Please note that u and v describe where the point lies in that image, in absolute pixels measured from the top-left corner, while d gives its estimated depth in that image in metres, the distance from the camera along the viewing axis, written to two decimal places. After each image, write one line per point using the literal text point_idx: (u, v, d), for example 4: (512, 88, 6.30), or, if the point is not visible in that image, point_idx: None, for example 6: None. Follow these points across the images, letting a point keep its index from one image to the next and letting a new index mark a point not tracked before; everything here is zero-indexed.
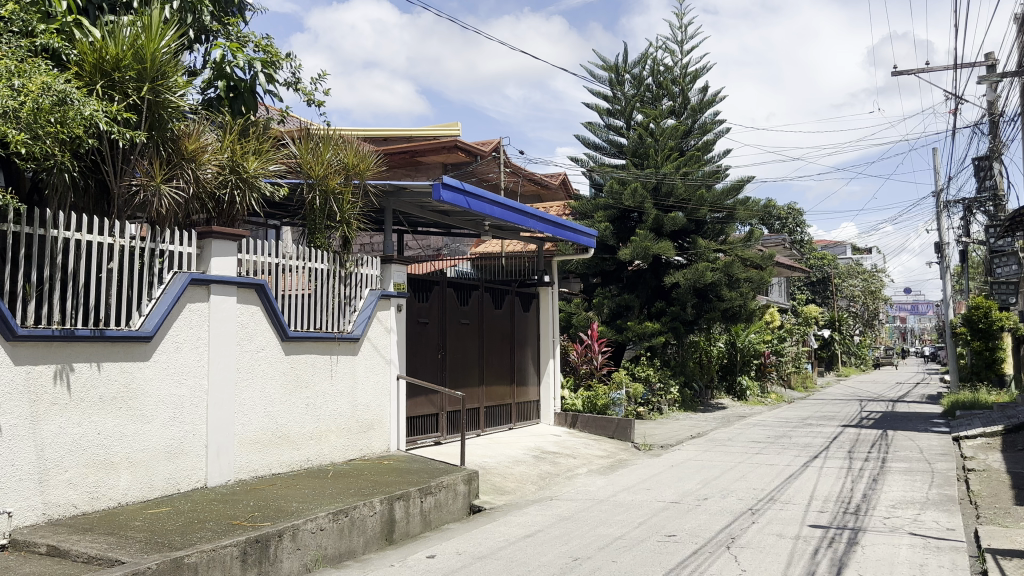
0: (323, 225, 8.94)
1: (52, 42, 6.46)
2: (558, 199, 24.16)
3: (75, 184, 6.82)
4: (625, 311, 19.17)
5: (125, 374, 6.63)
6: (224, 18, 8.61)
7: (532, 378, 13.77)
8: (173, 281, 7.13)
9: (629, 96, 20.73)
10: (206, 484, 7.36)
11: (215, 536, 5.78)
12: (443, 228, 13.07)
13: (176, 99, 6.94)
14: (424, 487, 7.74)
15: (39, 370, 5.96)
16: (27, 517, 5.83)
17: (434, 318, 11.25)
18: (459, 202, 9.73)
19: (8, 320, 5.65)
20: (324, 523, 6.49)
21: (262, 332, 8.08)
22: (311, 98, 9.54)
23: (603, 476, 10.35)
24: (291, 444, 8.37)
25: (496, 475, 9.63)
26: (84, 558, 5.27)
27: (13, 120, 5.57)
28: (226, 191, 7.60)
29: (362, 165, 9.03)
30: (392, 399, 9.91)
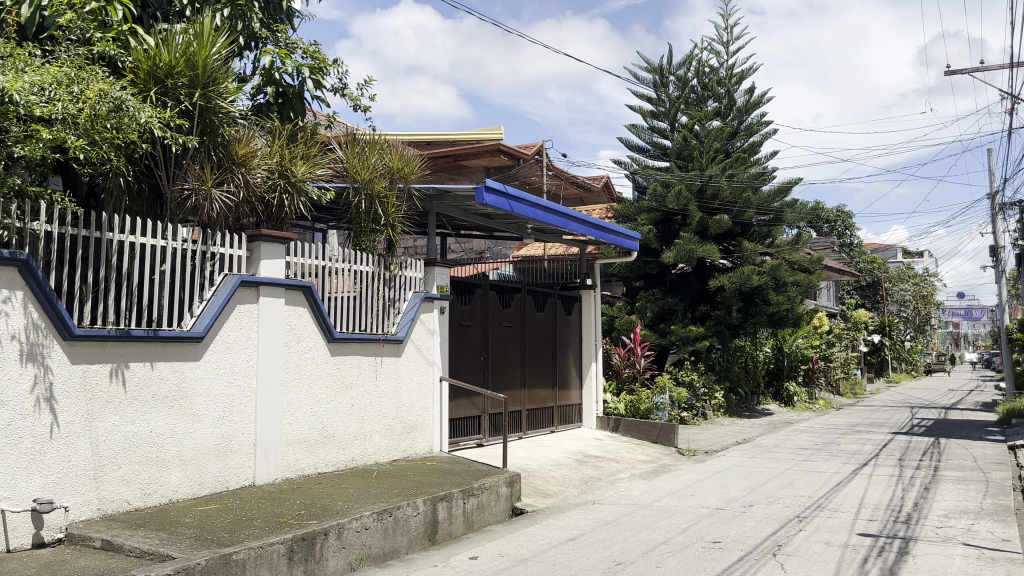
0: (369, 229, 9.05)
1: (108, 50, 6.67)
2: (601, 201, 24.07)
3: (129, 188, 7.00)
4: (669, 315, 18.99)
5: (177, 374, 6.79)
6: (273, 25, 8.77)
7: (574, 381, 13.74)
8: (224, 282, 7.28)
9: (674, 97, 20.55)
10: (254, 482, 7.49)
11: (263, 534, 5.88)
12: (486, 231, 13.13)
13: (226, 105, 7.09)
14: (467, 489, 7.77)
15: (95, 369, 6.15)
16: (83, 512, 6.01)
17: (477, 320, 11.30)
18: (502, 205, 9.75)
19: (65, 319, 5.87)
20: (369, 522, 6.56)
21: (309, 333, 8.21)
22: (356, 103, 9.67)
23: (646, 480, 10.26)
24: (336, 444, 8.48)
25: (539, 479, 9.62)
26: (137, 553, 5.40)
27: (71, 127, 5.80)
28: (275, 195, 7.73)
29: (406, 169, 9.13)
30: (434, 401, 9.97)
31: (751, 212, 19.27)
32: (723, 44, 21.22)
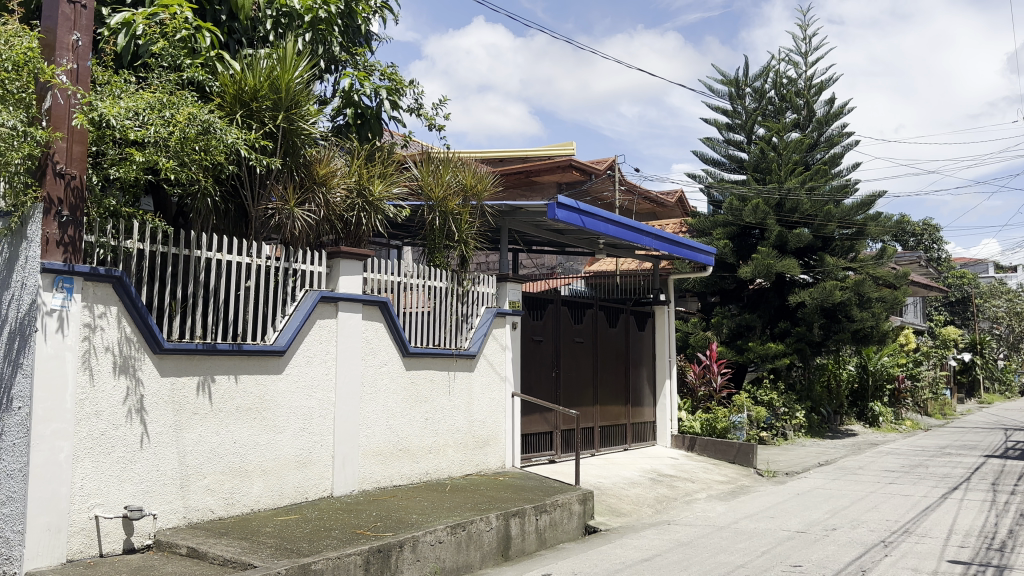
0: (443, 245, 9.19)
1: (197, 75, 6.96)
2: (674, 216, 23.79)
3: (216, 208, 7.28)
4: (746, 332, 18.57)
5: (260, 387, 6.99)
6: (352, 48, 9.02)
7: (648, 399, 13.57)
8: (305, 298, 7.49)
9: (750, 110, 20.19)
10: (332, 493, 7.63)
11: (341, 545, 5.98)
12: (559, 247, 13.12)
13: (308, 126, 7.31)
14: (539, 505, 7.74)
15: (183, 382, 6.39)
16: (170, 520, 6.24)
17: (549, 336, 11.29)
18: (574, 220, 9.74)
19: (156, 333, 6.12)
20: (443, 536, 6.60)
21: (385, 348, 8.35)
22: (432, 123, 9.85)
23: (723, 501, 10.02)
24: (411, 457, 8.57)
25: (612, 497, 9.50)
26: (220, 560, 5.57)
27: (163, 149, 6.08)
28: (354, 213, 7.92)
29: (479, 186, 9.23)
30: (507, 416, 10.00)
31: (833, 225, 18.82)
32: (801, 55, 20.78)
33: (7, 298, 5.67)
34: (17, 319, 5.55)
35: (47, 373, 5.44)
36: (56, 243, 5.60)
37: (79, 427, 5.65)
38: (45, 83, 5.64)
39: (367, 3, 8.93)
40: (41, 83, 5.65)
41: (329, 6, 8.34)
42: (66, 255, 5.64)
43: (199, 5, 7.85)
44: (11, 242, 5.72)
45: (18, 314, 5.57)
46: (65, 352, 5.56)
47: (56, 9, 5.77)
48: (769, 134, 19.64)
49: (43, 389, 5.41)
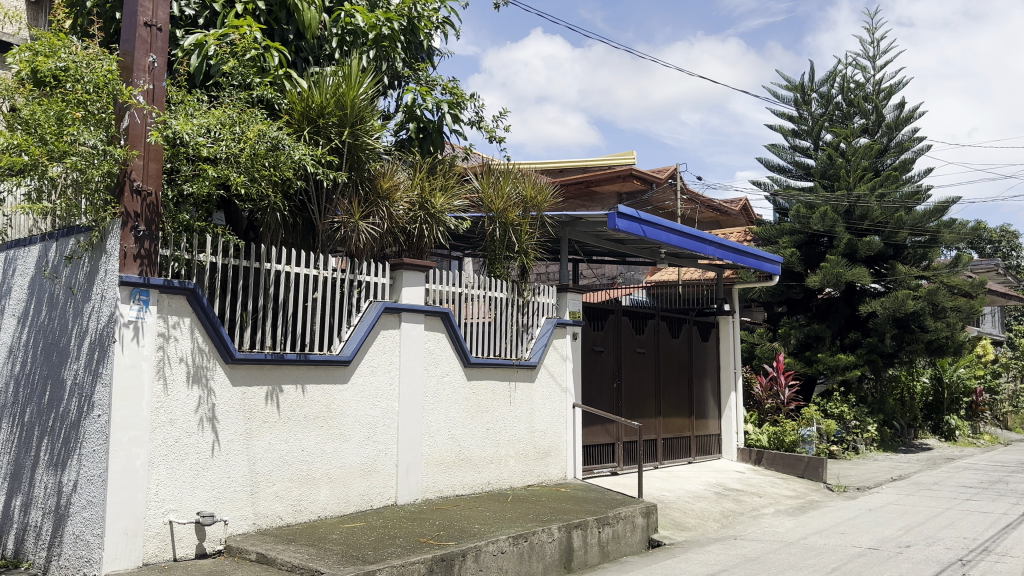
0: (503, 256, 9.24)
1: (266, 94, 7.15)
2: (738, 225, 23.40)
3: (285, 222, 7.46)
4: (815, 343, 18.10)
5: (326, 396, 7.12)
6: (415, 64, 9.17)
7: (712, 411, 13.35)
8: (369, 309, 7.61)
9: (817, 115, 19.76)
10: (396, 501, 7.71)
11: (404, 553, 6.04)
12: (619, 257, 13.04)
13: (373, 141, 7.45)
14: (602, 517, 7.68)
15: (253, 391, 6.56)
16: (240, 526, 6.39)
17: (610, 347, 11.21)
18: (635, 230, 9.66)
19: (227, 344, 6.29)
20: (505, 546, 6.61)
21: (447, 358, 8.41)
22: (493, 135, 9.93)
23: (792, 517, 9.77)
24: (473, 467, 8.61)
25: (676, 511, 9.35)
26: (289, 566, 5.69)
27: (234, 165, 6.26)
28: (416, 226, 8.03)
29: (539, 197, 9.26)
30: (568, 427, 9.95)
31: (905, 232, 18.28)
32: (869, 59, 20.26)
33: (89, 310, 5.98)
34: (98, 329, 5.83)
35: (124, 382, 5.67)
36: (133, 256, 5.81)
37: (154, 434, 5.85)
38: (122, 103, 5.88)
39: (429, 19, 9.07)
40: (118, 103, 5.91)
41: (392, 23, 8.49)
42: (143, 267, 5.86)
43: (268, 25, 8.02)
44: (92, 256, 6.01)
45: (99, 325, 5.84)
46: (141, 362, 5.78)
47: (133, 33, 6.03)
48: (837, 140, 19.18)
49: (121, 398, 5.63)
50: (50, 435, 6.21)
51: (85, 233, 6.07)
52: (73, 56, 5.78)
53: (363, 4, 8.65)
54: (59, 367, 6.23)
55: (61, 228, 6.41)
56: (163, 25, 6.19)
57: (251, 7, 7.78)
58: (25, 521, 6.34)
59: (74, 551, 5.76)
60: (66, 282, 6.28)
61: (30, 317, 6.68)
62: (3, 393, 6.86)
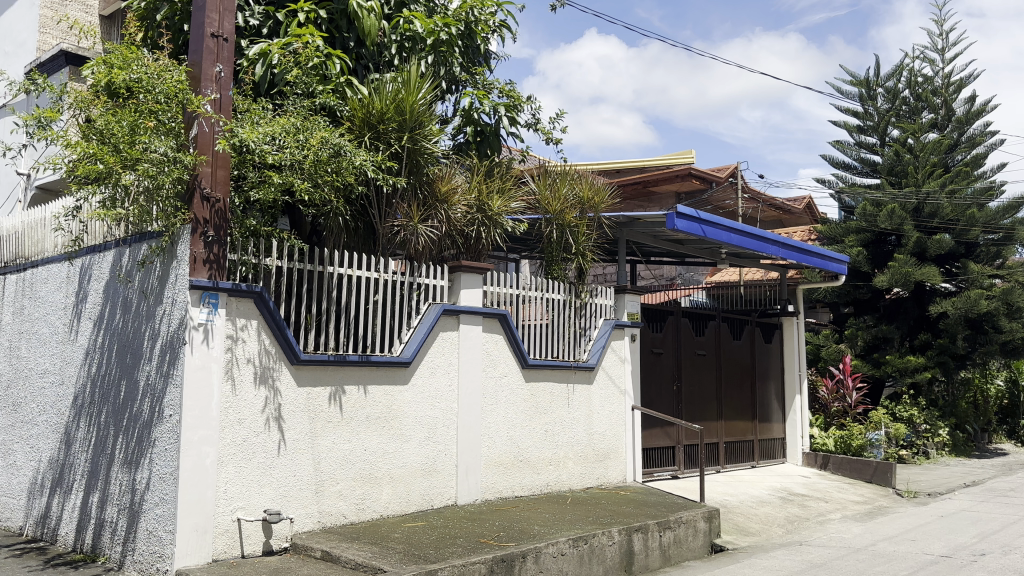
0: (560, 257, 9.24)
1: (329, 101, 7.27)
2: (802, 223, 22.91)
3: (347, 226, 7.59)
4: (883, 344, 17.58)
5: (387, 397, 7.22)
6: (471, 68, 9.23)
7: (776, 414, 13.09)
8: (428, 311, 7.68)
9: (882, 111, 19.22)
10: (456, 501, 7.76)
11: (465, 553, 6.08)
12: (678, 257, 12.90)
13: (431, 145, 7.52)
14: (663, 521, 7.59)
15: (318, 392, 6.69)
16: (306, 524, 6.52)
17: (670, 348, 11.08)
18: (694, 230, 9.54)
19: (293, 345, 6.43)
20: (565, 549, 6.59)
21: (505, 360, 8.43)
22: (549, 137, 9.93)
23: (860, 523, 9.50)
24: (532, 469, 8.61)
25: (739, 515, 9.19)
26: (352, 564, 5.78)
27: (298, 172, 6.39)
28: (474, 228, 8.09)
29: (597, 198, 9.23)
30: (627, 430, 9.88)
31: (977, 230, 17.65)
32: (938, 51, 19.61)
33: (161, 313, 6.18)
34: (170, 332, 6.03)
35: (195, 383, 5.85)
36: (202, 261, 6.01)
37: (223, 433, 6.01)
38: (191, 112, 6.07)
39: (486, 23, 9.11)
40: (188, 112, 6.09)
41: (450, 28, 8.58)
42: (212, 272, 6.04)
43: (330, 33, 8.23)
44: (163, 260, 6.21)
45: (171, 328, 6.04)
46: (210, 363, 5.95)
47: (201, 44, 6.21)
48: (904, 136, 18.64)
49: (192, 399, 5.81)
50: (124, 434, 6.44)
51: (157, 238, 6.28)
52: (145, 67, 5.98)
53: (421, 10, 8.75)
54: (133, 368, 6.45)
55: (134, 234, 6.64)
56: (229, 35, 6.36)
57: (313, 15, 8.00)
58: (101, 517, 6.59)
59: (147, 547, 5.96)
60: (139, 286, 6.51)
61: (106, 321, 6.93)
62: (81, 393, 7.13)
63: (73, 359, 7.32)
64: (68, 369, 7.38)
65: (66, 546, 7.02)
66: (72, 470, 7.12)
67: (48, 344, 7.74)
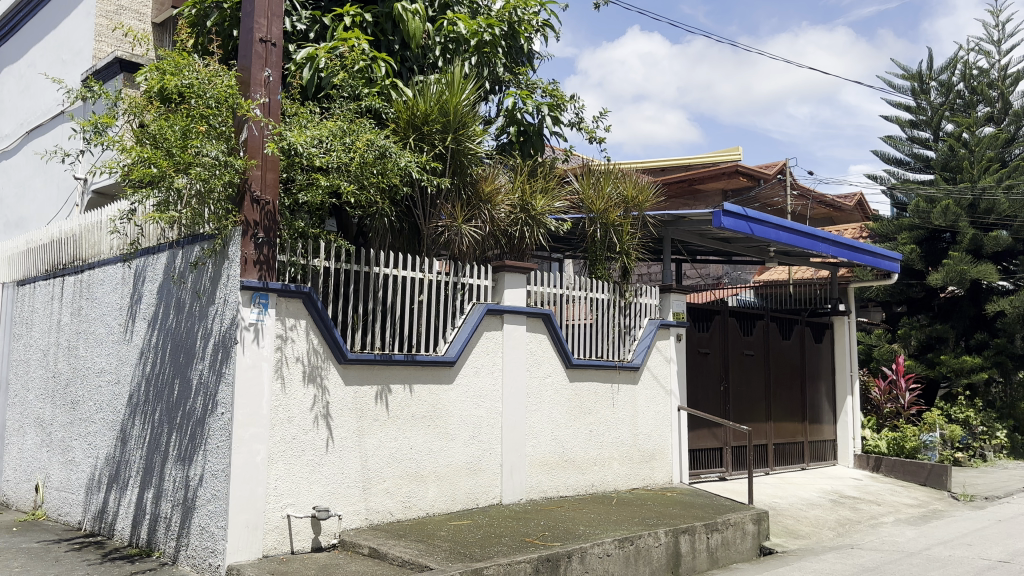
0: (604, 256, 9.20)
1: (375, 103, 7.36)
2: (853, 220, 22.46)
3: (392, 227, 7.70)
4: (937, 344, 17.14)
5: (433, 396, 7.26)
6: (515, 68, 9.25)
7: (826, 415, 12.84)
8: (472, 311, 7.70)
9: (936, 105, 18.71)
10: (501, 500, 7.78)
11: (510, 552, 6.09)
12: (725, 256, 12.75)
13: (474, 146, 7.55)
14: (710, 523, 7.51)
15: (365, 391, 6.76)
16: (353, 521, 6.60)
17: (717, 348, 10.95)
18: (741, 228, 9.41)
19: (341, 345, 6.51)
20: (611, 549, 6.56)
21: (549, 360, 8.43)
22: (593, 136, 9.90)
23: (914, 526, 9.28)
24: (576, 469, 8.59)
25: (789, 518, 9.05)
26: (399, 561, 5.84)
27: (345, 174, 6.47)
28: (517, 228, 8.11)
29: (642, 197, 9.16)
30: (673, 430, 9.79)
31: None
32: (994, 43, 19.11)
33: (213, 312, 6.31)
34: (221, 331, 6.16)
35: (246, 381, 5.97)
36: (253, 262, 6.11)
37: (274, 431, 6.12)
38: (241, 116, 6.19)
39: (529, 23, 9.10)
40: (238, 117, 6.20)
41: (493, 29, 8.60)
42: (262, 272, 6.15)
43: (375, 36, 8.30)
44: (214, 261, 6.35)
45: (222, 327, 6.17)
46: (261, 362, 6.07)
47: (250, 49, 6.33)
48: (958, 130, 18.15)
49: (243, 397, 5.93)
50: (178, 431, 6.59)
51: (209, 240, 6.41)
52: (196, 73, 6.13)
53: (465, 11, 8.79)
54: (186, 367, 6.60)
55: (186, 236, 6.78)
56: (277, 41, 6.47)
57: (358, 19, 8.13)
58: (156, 512, 6.76)
59: (200, 542, 6.10)
60: (192, 287, 6.65)
61: (160, 321, 7.10)
62: (136, 392, 7.32)
63: (128, 359, 7.51)
64: (124, 369, 7.57)
65: (122, 541, 7.21)
66: (128, 466, 7.30)
67: (105, 343, 7.95)
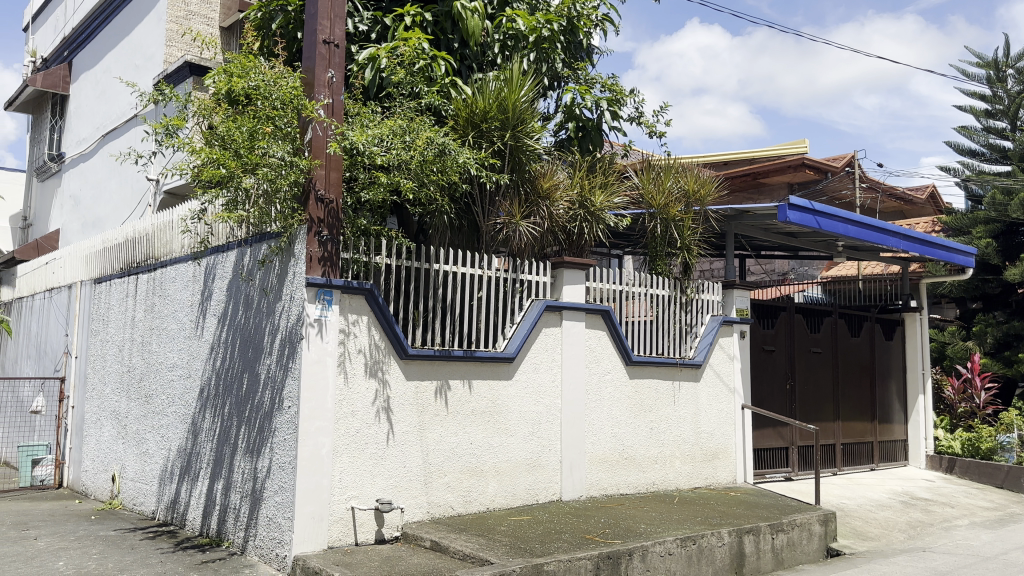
0: (665, 253, 9.08)
1: (434, 101, 7.42)
2: (925, 214, 21.69)
3: (451, 224, 7.77)
4: (1016, 342, 16.44)
5: (492, 392, 7.29)
6: (574, 64, 9.22)
7: (897, 415, 12.46)
8: (531, 308, 7.70)
9: (1014, 93, 17.93)
10: (561, 497, 7.77)
11: (571, 548, 6.09)
12: (791, 251, 12.49)
13: (533, 142, 7.57)
14: (776, 524, 7.37)
15: (425, 386, 6.83)
16: (415, 514, 6.68)
17: (782, 346, 10.72)
18: (808, 222, 9.18)
19: (402, 340, 6.59)
20: (673, 548, 6.50)
21: (608, 356, 8.38)
22: (653, 130, 9.80)
23: (990, 530, 8.93)
24: (637, 467, 8.53)
25: (857, 519, 8.81)
26: (460, 555, 5.89)
27: (405, 172, 6.53)
28: (576, 225, 8.07)
29: (703, 191, 9.08)
30: (737, 429, 9.63)
31: None
32: None
33: (280, 309, 6.47)
34: (288, 328, 6.32)
35: (312, 376, 6.10)
36: (318, 259, 6.25)
37: (338, 424, 6.24)
38: (306, 117, 6.30)
39: (588, 18, 9.04)
40: (302, 118, 6.32)
41: (552, 24, 8.59)
42: (326, 269, 6.28)
43: (435, 35, 8.37)
44: (281, 258, 6.51)
45: (289, 323, 6.34)
46: (325, 357, 6.19)
47: (314, 51, 6.45)
48: None
49: (309, 391, 6.06)
50: (246, 424, 6.77)
51: (276, 238, 6.56)
52: (262, 75, 6.24)
53: (523, 8, 8.78)
54: (255, 362, 6.78)
55: (254, 235, 6.95)
56: (340, 42, 6.58)
57: (418, 19, 8.21)
58: (226, 503, 6.95)
59: (268, 533, 6.26)
60: (260, 284, 6.82)
61: (229, 317, 7.30)
62: (207, 386, 7.54)
63: (199, 354, 7.74)
64: (195, 363, 7.81)
65: (194, 531, 7.45)
66: (199, 458, 7.54)
67: (177, 339, 8.22)
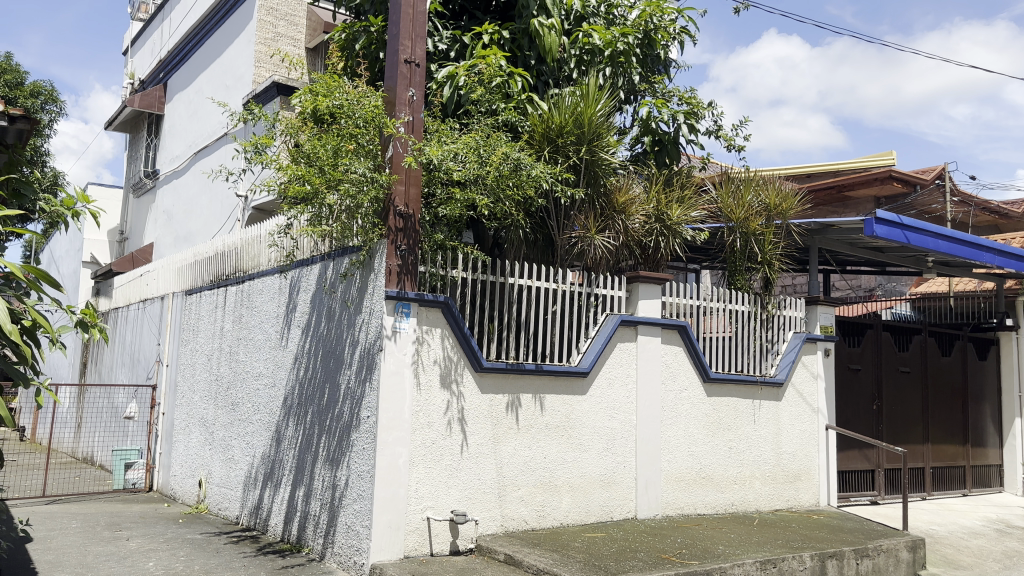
0: (744, 267, 8.93)
1: (511, 117, 7.50)
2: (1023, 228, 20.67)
3: (527, 238, 7.82)
4: None
5: (567, 407, 7.29)
6: (651, 77, 9.23)
7: (992, 439, 11.89)
8: (606, 322, 7.67)
9: None
10: (637, 515, 7.69)
11: (647, 567, 6.01)
12: (878, 267, 12.08)
13: (609, 156, 7.58)
14: (860, 549, 7.12)
15: (499, 400, 6.88)
16: (489, 527, 6.72)
17: (867, 364, 10.37)
18: (895, 236, 8.87)
19: (476, 353, 6.66)
20: (753, 571, 6.35)
21: (685, 373, 8.26)
22: (731, 143, 9.67)
23: None
24: (714, 486, 8.36)
25: (948, 547, 8.43)
26: (535, 570, 5.89)
27: (481, 187, 6.61)
28: (652, 238, 8.01)
29: (785, 205, 8.88)
30: (820, 450, 9.35)
31: None
32: None
33: (361, 322, 6.63)
34: (368, 341, 6.48)
35: (390, 386, 6.23)
36: (396, 272, 6.39)
37: (415, 435, 6.35)
38: (386, 135, 6.46)
39: (665, 30, 9.02)
40: (384, 135, 6.49)
41: (627, 39, 8.60)
42: (403, 281, 6.41)
43: (511, 52, 8.43)
44: (363, 272, 6.69)
45: (368, 336, 6.50)
46: (403, 368, 6.32)
47: (395, 71, 6.61)
48: None
49: (387, 402, 6.19)
50: (327, 433, 6.95)
51: (358, 252, 6.75)
52: (346, 94, 6.44)
53: (600, 22, 8.82)
54: (336, 372, 6.96)
55: (337, 248, 7.15)
56: (421, 61, 6.73)
57: (497, 36, 8.30)
58: (306, 510, 7.13)
59: (346, 540, 6.40)
60: (342, 296, 7.01)
61: (312, 328, 7.52)
62: (290, 394, 7.77)
63: (284, 363, 7.99)
64: (279, 373, 8.07)
65: (275, 536, 7.67)
66: (281, 465, 7.77)
67: (263, 349, 8.50)
